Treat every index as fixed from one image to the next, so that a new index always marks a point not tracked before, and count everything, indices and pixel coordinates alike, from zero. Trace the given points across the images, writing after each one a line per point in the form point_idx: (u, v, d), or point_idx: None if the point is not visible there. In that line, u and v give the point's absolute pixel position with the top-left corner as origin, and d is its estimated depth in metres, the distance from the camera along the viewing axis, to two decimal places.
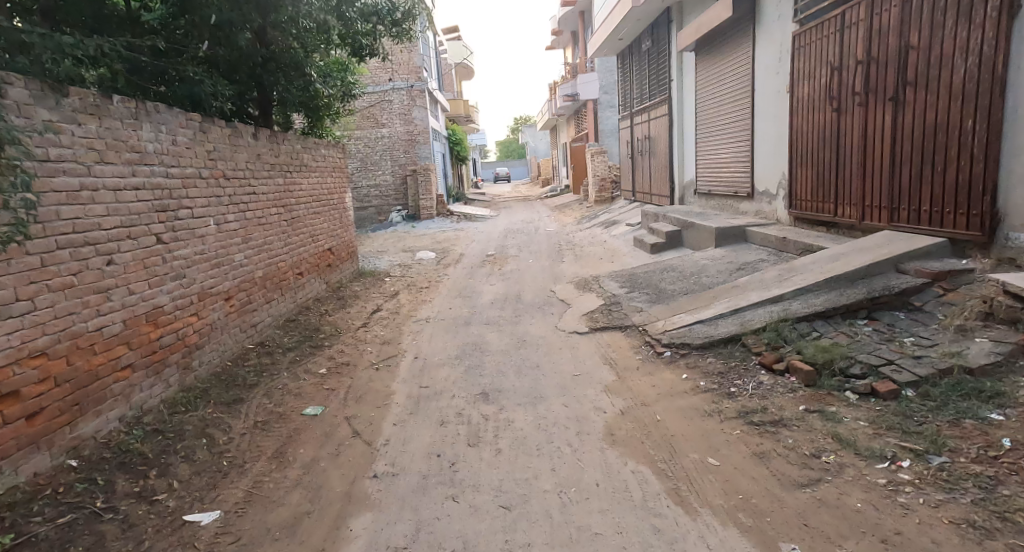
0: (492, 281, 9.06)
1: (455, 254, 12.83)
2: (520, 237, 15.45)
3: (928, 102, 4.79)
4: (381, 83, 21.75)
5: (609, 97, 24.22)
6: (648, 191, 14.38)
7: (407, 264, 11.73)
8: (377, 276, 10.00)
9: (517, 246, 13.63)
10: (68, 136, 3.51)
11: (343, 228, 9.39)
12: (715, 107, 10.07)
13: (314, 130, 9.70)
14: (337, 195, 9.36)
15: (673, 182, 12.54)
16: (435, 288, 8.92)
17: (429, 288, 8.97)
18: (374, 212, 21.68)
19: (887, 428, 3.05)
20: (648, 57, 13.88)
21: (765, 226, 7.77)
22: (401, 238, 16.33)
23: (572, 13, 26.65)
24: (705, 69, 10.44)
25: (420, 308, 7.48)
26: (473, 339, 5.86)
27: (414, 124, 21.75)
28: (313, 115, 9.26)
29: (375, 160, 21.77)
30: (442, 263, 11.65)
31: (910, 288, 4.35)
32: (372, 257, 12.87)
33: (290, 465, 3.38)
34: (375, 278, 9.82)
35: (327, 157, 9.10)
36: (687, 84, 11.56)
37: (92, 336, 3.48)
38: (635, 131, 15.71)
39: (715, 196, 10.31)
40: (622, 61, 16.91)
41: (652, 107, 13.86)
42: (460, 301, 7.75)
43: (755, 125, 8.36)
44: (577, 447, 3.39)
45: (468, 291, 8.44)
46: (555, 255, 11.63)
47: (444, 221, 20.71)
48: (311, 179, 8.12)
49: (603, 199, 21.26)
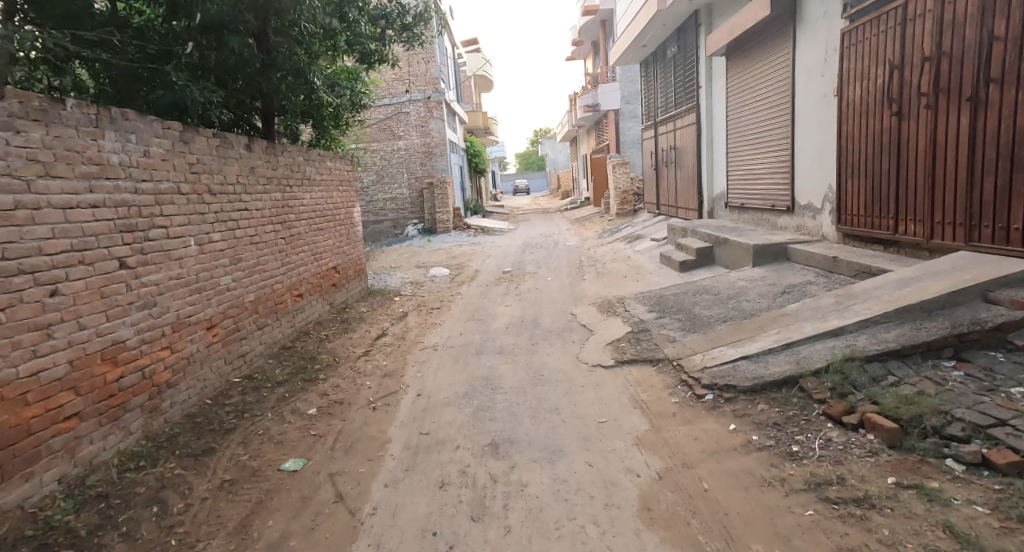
0: (507, 302, 8.48)
1: (470, 270, 12.27)
2: (538, 252, 14.87)
3: (1019, 101, 4.09)
4: (397, 95, 21.40)
5: (631, 108, 23.75)
6: (674, 204, 13.70)
7: (420, 282, 11.19)
8: (386, 295, 9.48)
9: (534, 262, 13.04)
10: (2, 145, 2.98)
11: (350, 244, 8.88)
12: (749, 115, 9.39)
13: (321, 141, 9.27)
14: (344, 210, 8.86)
15: (701, 195, 11.87)
16: (446, 308, 8.34)
17: (441, 308, 8.39)
18: (390, 226, 21.36)
19: (1018, 520, 2.36)
20: (674, 65, 13.29)
21: (809, 244, 7.05)
22: (416, 253, 15.87)
23: (592, 23, 26.26)
24: (738, 74, 9.78)
25: (428, 333, 6.89)
26: (484, 373, 5.23)
27: (431, 136, 21.33)
28: (320, 126, 8.84)
29: (391, 172, 21.42)
30: (456, 281, 11.09)
31: (1007, 323, 3.61)
32: (384, 273, 12.38)
33: (253, 545, 2.78)
34: (384, 297, 9.29)
35: (335, 169, 8.62)
36: (717, 91, 10.90)
37: (24, 385, 2.92)
38: (659, 142, 15.09)
39: (749, 210, 9.59)
40: (645, 69, 16.27)
41: (677, 116, 13.23)
42: (472, 325, 7.16)
43: (797, 133, 7.65)
44: (605, 527, 2.74)
45: (481, 313, 7.85)
46: (574, 272, 11.00)
47: (460, 234, 20.25)
48: (315, 193, 7.60)
49: (625, 212, 20.72)
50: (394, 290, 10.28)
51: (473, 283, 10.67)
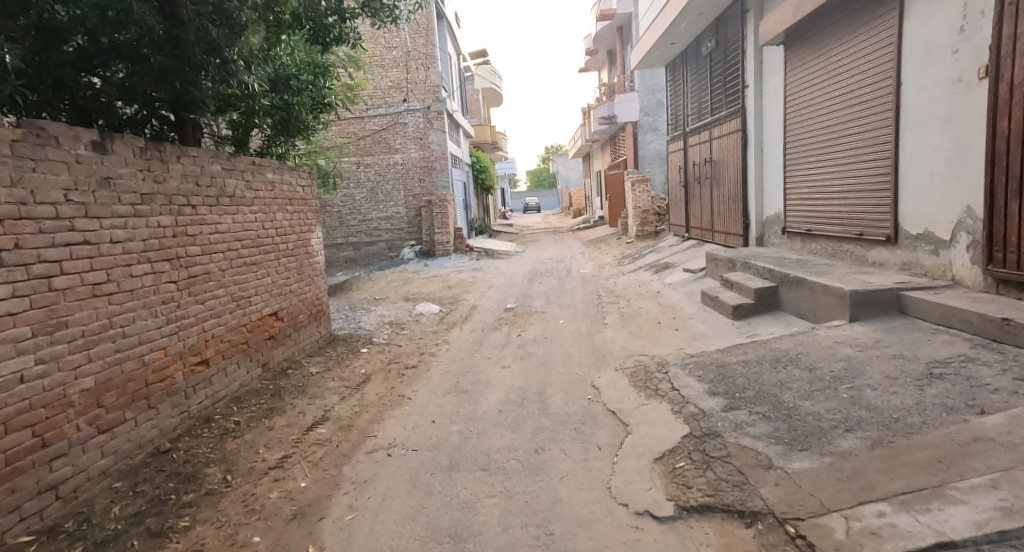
0: (507, 358, 6.54)
1: (464, 306, 10.31)
2: (548, 282, 12.90)
3: None
4: (394, 104, 19.54)
5: (651, 119, 22.02)
6: (710, 227, 11.72)
7: (403, 323, 9.24)
8: (354, 345, 7.52)
9: (542, 295, 11.05)
10: None
11: (301, 281, 6.88)
12: (816, 115, 7.34)
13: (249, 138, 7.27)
14: (294, 237, 6.88)
15: (747, 218, 9.87)
16: (426, 368, 6.39)
17: (419, 368, 6.42)
18: (384, 248, 19.62)
19: None
20: (711, 63, 11.28)
21: (935, 291, 4.97)
22: (408, 282, 14.01)
23: (608, 29, 24.61)
24: (800, 66, 7.77)
25: (392, 415, 4.92)
26: (456, 520, 3.20)
27: (430, 150, 19.52)
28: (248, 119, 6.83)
29: (387, 190, 19.60)
30: (445, 322, 9.16)
31: None
32: (364, 310, 10.43)
33: None
34: (349, 348, 7.31)
35: (284, 184, 6.67)
36: (771, 88, 8.86)
37: None
38: (690, 155, 13.12)
39: (819, 237, 7.53)
40: (673, 72, 14.27)
41: (715, 123, 11.23)
42: (457, 401, 5.20)
43: (904, 134, 5.61)
44: None
45: (472, 377, 5.91)
46: (592, 312, 8.98)
47: (461, 258, 18.48)
48: (240, 216, 5.57)
49: (646, 234, 19.04)
50: (369, 334, 8.33)
51: (467, 326, 8.73)
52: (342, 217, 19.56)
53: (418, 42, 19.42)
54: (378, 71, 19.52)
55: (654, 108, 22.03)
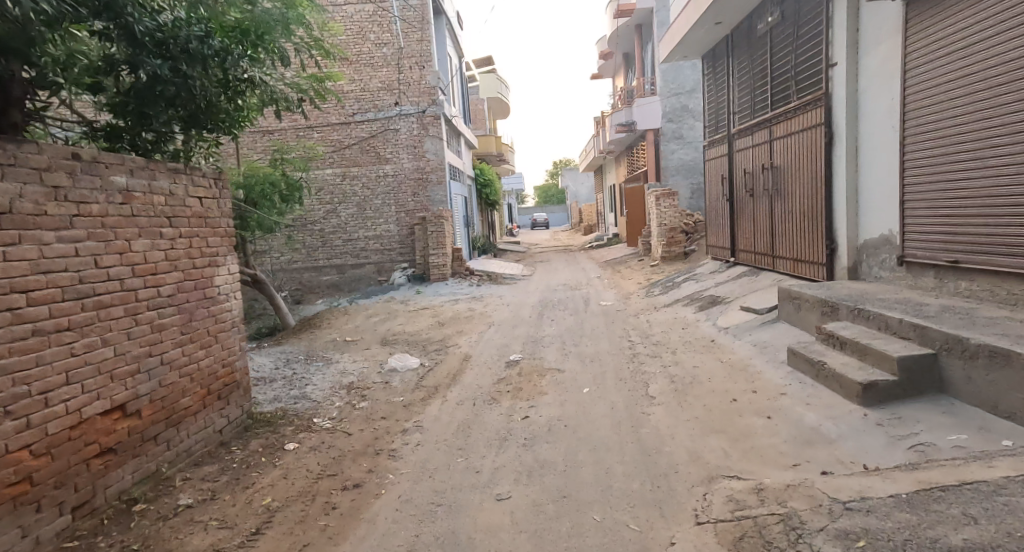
0: (511, 465, 4.31)
1: (455, 358, 8.06)
2: (559, 318, 10.65)
3: None
4: (384, 108, 17.36)
5: (673, 126, 20.20)
6: (772, 251, 9.43)
7: (369, 384, 6.94)
8: (291, 432, 5.22)
9: (552, 339, 8.80)
10: None
11: (183, 345, 4.47)
12: (993, 99, 5.10)
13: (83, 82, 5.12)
14: (176, 275, 4.46)
15: (835, 241, 7.53)
16: (388, 489, 4.12)
17: (373, 489, 4.13)
18: (373, 271, 17.61)
19: None
20: (774, 40, 8.97)
21: None
22: (393, 317, 11.88)
23: (626, 29, 22.62)
24: (948, 28, 5.45)
25: None
26: None
27: (425, 160, 17.50)
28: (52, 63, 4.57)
29: (376, 205, 17.56)
30: (426, 382, 6.93)
31: None
32: (327, 362, 8.15)
33: None
34: (278, 440, 4.97)
35: (159, 192, 4.30)
36: (880, 65, 6.50)
37: None
38: (738, 160, 10.83)
39: (984, 275, 5.22)
40: (716, 61, 11.97)
41: (780, 117, 8.90)
42: None
43: None
44: None
45: (458, 518, 3.62)
46: (623, 373, 6.68)
47: (461, 283, 16.37)
48: (22, 249, 3.22)
49: (673, 256, 16.95)
50: (317, 408, 6.02)
51: (455, 391, 6.51)
52: (324, 236, 17.54)
53: (411, 38, 17.30)
54: (366, 70, 17.31)
55: (678, 113, 20.32)
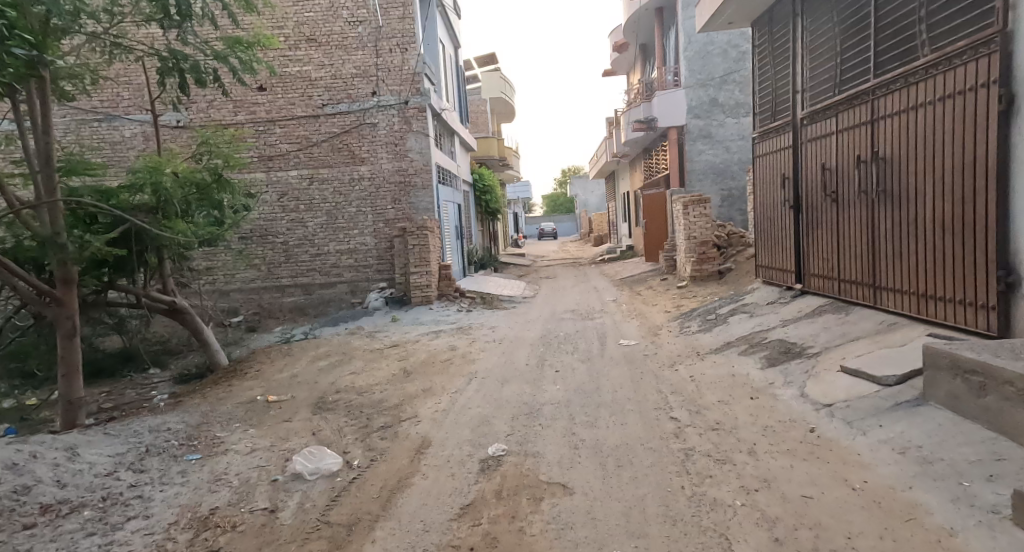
0: None
1: (406, 449, 5.31)
2: (566, 370, 7.86)
3: None
4: (359, 98, 14.74)
5: (701, 124, 17.86)
6: (876, 281, 6.64)
7: (247, 511, 4.17)
8: None
9: (554, 413, 6.02)
10: None
11: None
12: None
13: None
14: None
15: (1016, 270, 4.71)
16: None
17: None
18: (346, 291, 14.98)
19: None
20: None
21: None
22: (349, 360, 9.14)
23: (644, 15, 19.98)
24: None
25: None
26: None
27: (408, 160, 14.84)
28: None
29: (349, 214, 14.92)
30: (344, 506, 4.19)
31: None
32: (209, 451, 5.37)
33: None
34: None
35: None
36: None
37: None
38: (813, 154, 8.07)
39: None
40: (774, 26, 9.26)
41: (891, 86, 6.15)
42: None
43: None
44: None
45: None
46: (673, 508, 3.86)
47: (447, 308, 13.64)
48: None
49: (705, 275, 14.18)
50: None
51: (385, 535, 3.76)
52: (288, 250, 14.92)
53: (391, 15, 14.66)
54: (338, 53, 14.69)
55: (706, 108, 17.84)
